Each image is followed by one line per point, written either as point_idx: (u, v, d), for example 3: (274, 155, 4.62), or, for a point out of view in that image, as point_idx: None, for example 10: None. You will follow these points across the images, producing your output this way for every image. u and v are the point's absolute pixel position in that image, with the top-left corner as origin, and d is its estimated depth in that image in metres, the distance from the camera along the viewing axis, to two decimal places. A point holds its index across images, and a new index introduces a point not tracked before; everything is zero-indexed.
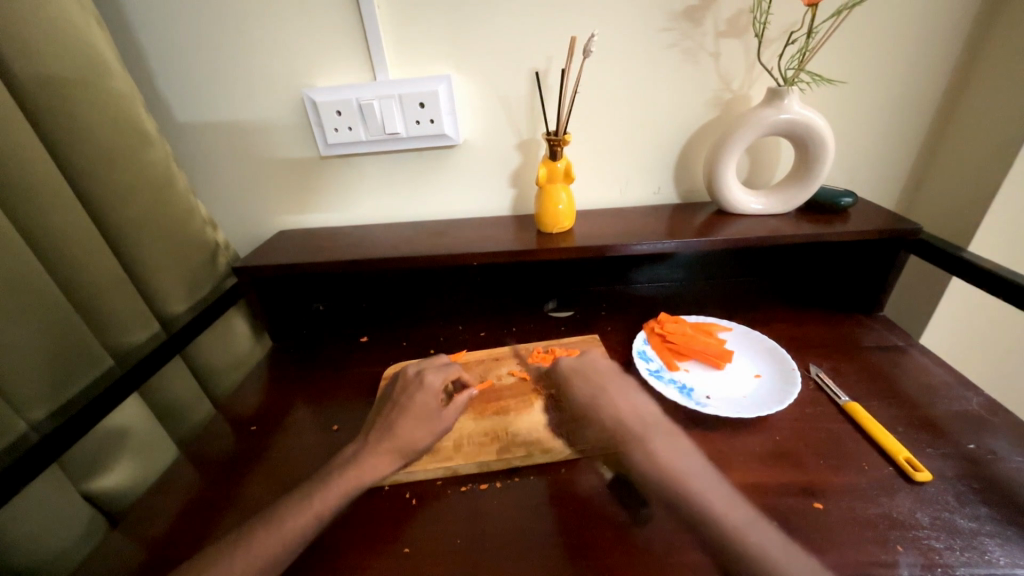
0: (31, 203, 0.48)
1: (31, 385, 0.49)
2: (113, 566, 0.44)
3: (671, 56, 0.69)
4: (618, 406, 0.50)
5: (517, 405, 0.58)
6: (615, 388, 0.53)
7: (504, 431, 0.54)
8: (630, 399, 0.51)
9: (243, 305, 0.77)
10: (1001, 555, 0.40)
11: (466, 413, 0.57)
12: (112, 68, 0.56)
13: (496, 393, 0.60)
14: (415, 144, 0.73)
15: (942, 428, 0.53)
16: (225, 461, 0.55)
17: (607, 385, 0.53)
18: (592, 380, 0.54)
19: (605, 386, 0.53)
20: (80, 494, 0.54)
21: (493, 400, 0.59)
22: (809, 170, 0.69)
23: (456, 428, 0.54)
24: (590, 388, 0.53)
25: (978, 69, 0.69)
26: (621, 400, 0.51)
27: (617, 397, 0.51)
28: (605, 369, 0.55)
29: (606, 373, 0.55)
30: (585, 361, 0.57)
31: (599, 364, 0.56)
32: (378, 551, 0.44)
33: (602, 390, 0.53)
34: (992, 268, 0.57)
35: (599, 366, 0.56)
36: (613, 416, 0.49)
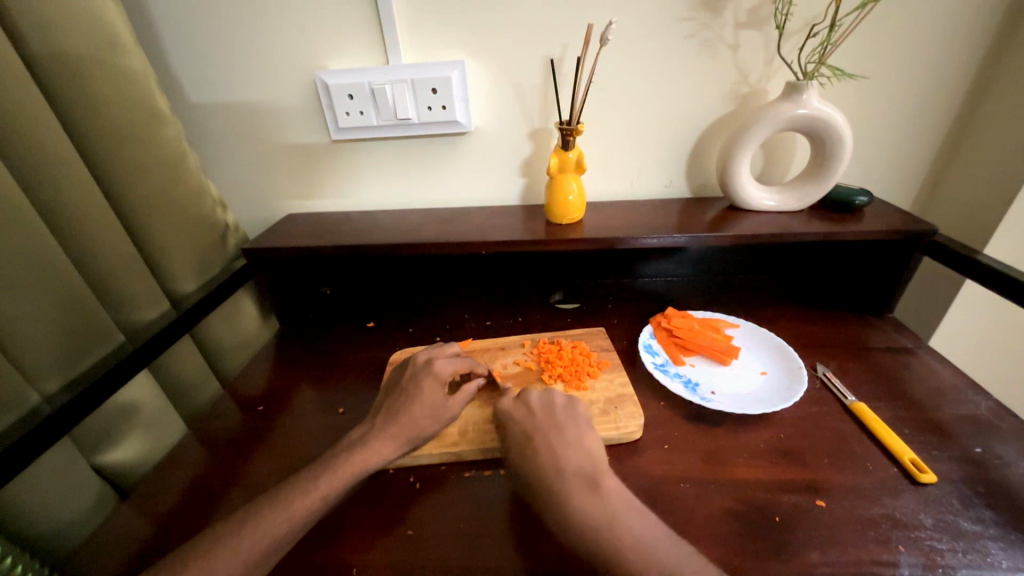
0: (44, 178, 0.49)
1: (46, 357, 0.50)
2: (122, 537, 0.45)
3: (689, 47, 0.68)
4: (548, 455, 0.45)
5: None
6: (546, 433, 0.46)
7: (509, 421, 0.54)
8: (557, 444, 0.45)
9: (252, 286, 0.77)
10: (1004, 559, 0.40)
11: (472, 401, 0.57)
12: (126, 45, 0.56)
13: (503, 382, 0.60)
14: (426, 130, 0.73)
15: (948, 431, 0.52)
16: (231, 440, 0.56)
17: (538, 431, 0.47)
18: (522, 423, 0.48)
19: (535, 433, 0.47)
20: (92, 467, 0.55)
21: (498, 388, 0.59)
22: (825, 167, 0.68)
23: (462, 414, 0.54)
24: (519, 435, 0.47)
25: (1004, 67, 0.67)
26: (557, 446, 0.45)
27: (547, 447, 0.45)
28: (540, 408, 0.49)
29: (541, 412, 0.49)
30: (518, 402, 0.50)
31: (534, 402, 0.50)
32: (381, 533, 0.45)
33: (532, 437, 0.46)
34: (1007, 271, 0.56)
35: (533, 406, 0.50)
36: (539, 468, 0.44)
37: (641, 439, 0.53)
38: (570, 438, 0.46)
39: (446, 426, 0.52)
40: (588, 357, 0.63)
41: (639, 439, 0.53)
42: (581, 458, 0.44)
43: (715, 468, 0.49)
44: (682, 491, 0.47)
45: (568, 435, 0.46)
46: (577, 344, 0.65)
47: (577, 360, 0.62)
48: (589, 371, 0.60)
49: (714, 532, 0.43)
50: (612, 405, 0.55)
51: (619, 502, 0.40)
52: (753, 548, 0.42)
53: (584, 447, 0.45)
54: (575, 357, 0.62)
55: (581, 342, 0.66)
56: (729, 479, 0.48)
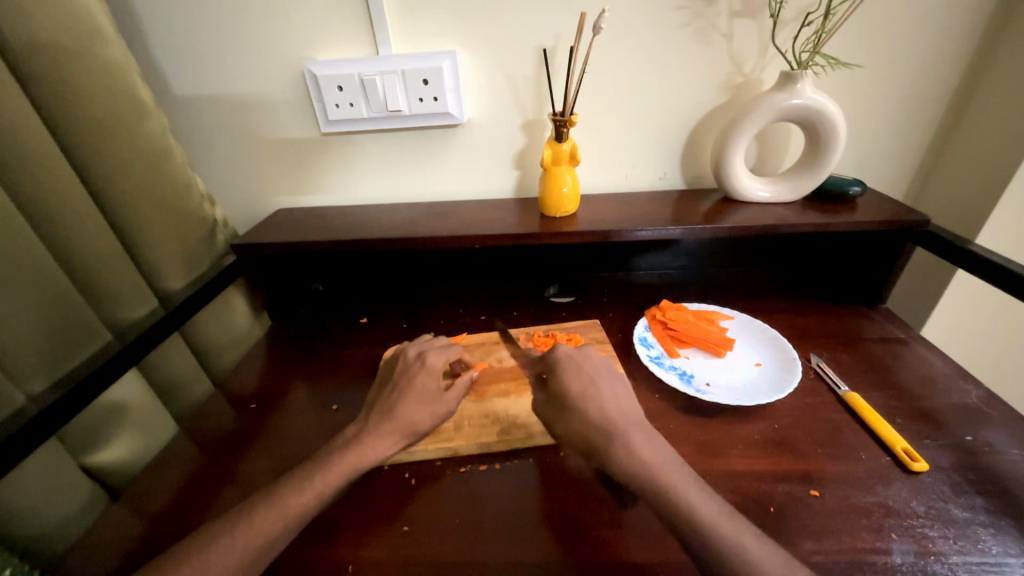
0: (25, 173, 0.47)
1: (32, 358, 0.49)
2: (112, 538, 0.45)
3: (683, 37, 0.67)
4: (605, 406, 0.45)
5: (517, 387, 0.58)
6: (607, 383, 0.47)
7: (505, 413, 0.54)
8: (619, 395, 0.46)
9: (241, 282, 0.76)
10: (994, 546, 0.41)
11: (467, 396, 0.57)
12: (107, 35, 0.54)
13: (496, 374, 0.60)
14: (417, 122, 0.72)
15: (940, 420, 0.53)
16: (223, 438, 0.55)
17: (601, 378, 0.47)
18: (585, 370, 0.48)
19: (597, 381, 0.47)
20: (79, 467, 0.54)
21: (492, 381, 0.59)
22: (819, 158, 0.68)
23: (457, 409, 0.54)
24: (580, 378, 0.47)
25: (997, 56, 0.67)
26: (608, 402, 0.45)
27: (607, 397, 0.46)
28: (600, 361, 0.49)
29: (601, 366, 0.49)
30: (580, 352, 0.50)
31: (594, 356, 0.50)
32: (378, 530, 0.44)
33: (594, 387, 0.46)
34: (999, 261, 0.56)
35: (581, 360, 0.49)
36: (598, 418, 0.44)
37: None
38: (625, 393, 0.47)
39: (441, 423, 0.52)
40: None
41: None
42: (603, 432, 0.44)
43: (711, 460, 0.49)
44: None
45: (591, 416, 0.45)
46: (572, 337, 0.65)
47: None
48: None
49: None
50: None
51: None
52: None
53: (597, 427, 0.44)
54: None
55: (576, 335, 0.66)
56: (726, 469, 0.48)
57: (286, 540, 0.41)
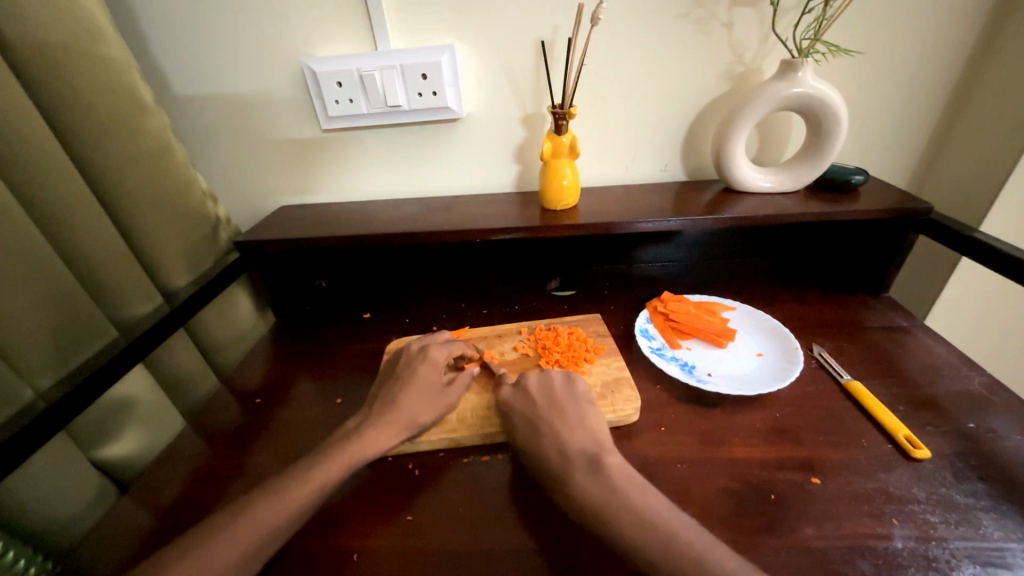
0: (30, 173, 0.48)
1: (39, 354, 0.50)
2: (122, 530, 0.46)
3: (682, 27, 0.67)
4: (552, 439, 0.46)
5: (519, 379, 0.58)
6: (554, 414, 0.48)
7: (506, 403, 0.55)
8: (571, 421, 0.47)
9: (245, 279, 0.77)
10: (996, 530, 0.41)
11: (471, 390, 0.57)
12: (108, 34, 0.54)
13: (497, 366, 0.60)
14: (417, 117, 0.72)
15: (943, 408, 0.53)
16: (229, 432, 0.56)
17: (546, 413, 0.48)
18: (530, 406, 0.49)
19: (543, 414, 0.48)
20: (89, 462, 0.55)
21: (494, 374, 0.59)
22: (820, 147, 0.67)
23: (459, 400, 0.54)
24: (527, 418, 0.48)
25: (1002, 40, 0.66)
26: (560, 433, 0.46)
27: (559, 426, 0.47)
28: (545, 390, 0.51)
29: (547, 396, 0.50)
30: (519, 386, 0.52)
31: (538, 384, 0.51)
32: (381, 519, 0.45)
33: (540, 422, 0.48)
34: (1002, 247, 0.56)
35: (532, 392, 0.50)
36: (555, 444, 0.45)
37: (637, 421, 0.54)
38: (577, 418, 0.47)
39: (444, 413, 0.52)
40: (584, 342, 0.63)
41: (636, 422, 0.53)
42: None
43: (713, 448, 0.50)
44: (680, 472, 0.47)
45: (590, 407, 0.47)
46: (574, 330, 0.65)
47: (573, 346, 0.62)
48: (586, 355, 0.60)
49: (710, 510, 0.44)
50: (608, 388, 0.56)
51: (617, 480, 0.41)
52: (749, 525, 0.42)
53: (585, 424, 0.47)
54: (571, 343, 0.62)
55: (578, 328, 0.66)
56: (727, 458, 0.49)
57: (291, 530, 0.42)
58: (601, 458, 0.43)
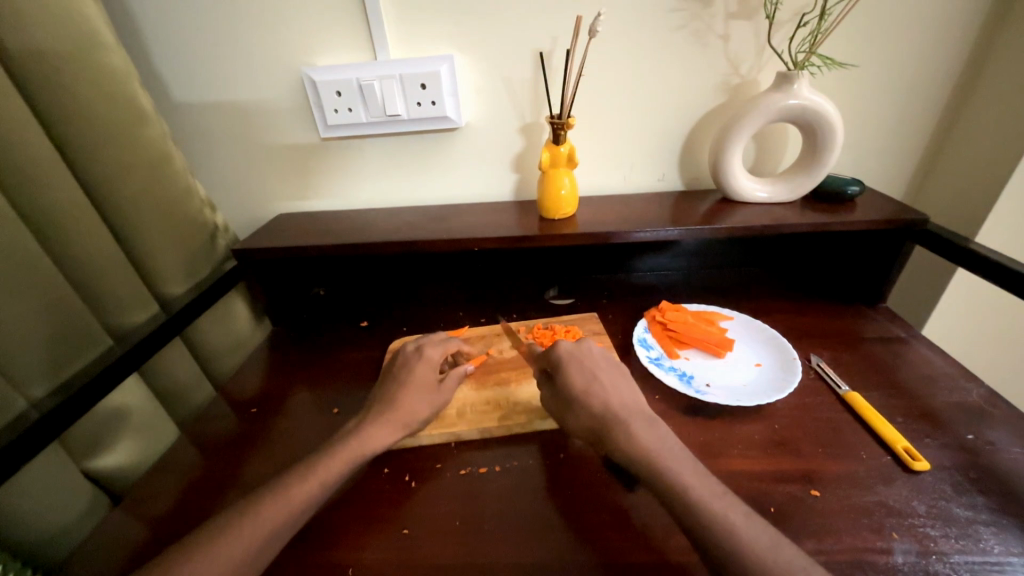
0: (27, 181, 0.48)
1: (32, 364, 0.49)
2: (115, 542, 0.45)
3: (680, 38, 0.67)
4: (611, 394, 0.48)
5: (517, 376, 0.60)
6: (607, 376, 0.50)
7: (505, 400, 0.56)
8: (620, 390, 0.49)
9: (242, 287, 0.76)
10: (997, 544, 0.40)
11: (467, 384, 0.59)
12: (108, 43, 0.55)
13: (496, 364, 0.62)
14: (416, 126, 0.72)
15: (941, 419, 0.53)
16: (225, 442, 0.55)
17: (601, 372, 0.50)
18: (588, 364, 0.51)
19: (598, 374, 0.50)
20: (82, 472, 0.55)
21: (494, 370, 0.61)
22: (816, 157, 0.68)
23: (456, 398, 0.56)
24: (584, 374, 0.50)
25: (994, 54, 0.67)
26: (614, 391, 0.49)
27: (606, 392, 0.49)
28: (600, 356, 0.53)
29: (602, 360, 0.52)
30: (580, 346, 0.53)
31: (594, 350, 0.53)
32: (378, 532, 0.45)
33: (598, 378, 0.50)
34: (998, 259, 0.56)
35: (595, 354, 0.53)
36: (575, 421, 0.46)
37: None
38: (626, 385, 0.50)
39: (441, 409, 0.53)
40: (581, 340, 0.64)
41: None
42: None
43: (712, 460, 0.49)
44: None
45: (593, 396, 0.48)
46: (570, 329, 0.67)
47: None
48: None
49: None
50: None
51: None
52: None
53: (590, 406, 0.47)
54: None
55: (574, 327, 0.68)
56: (725, 470, 0.48)
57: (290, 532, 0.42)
58: None
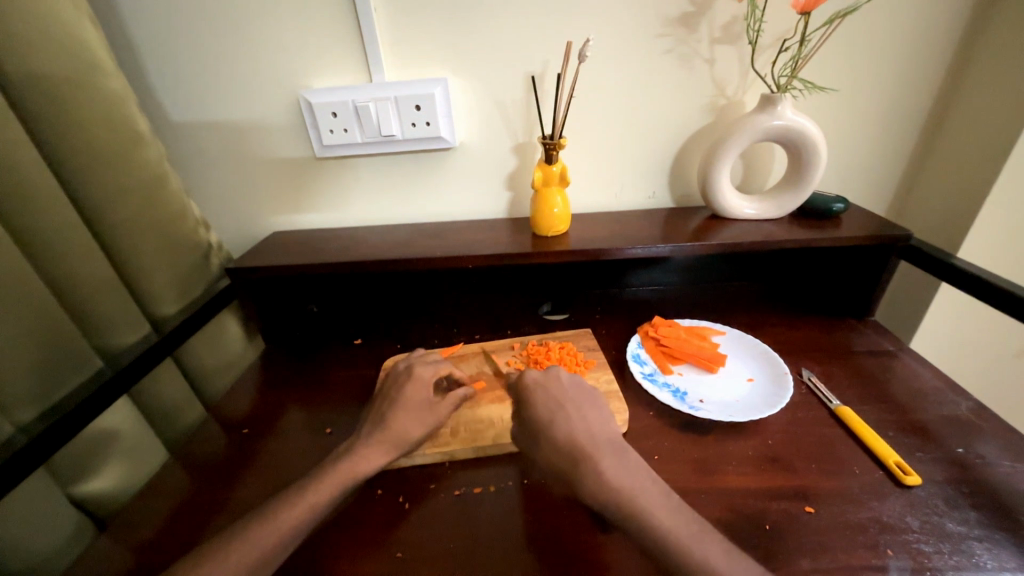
0: (21, 203, 0.48)
1: (20, 387, 0.49)
2: (100, 569, 0.44)
3: (666, 62, 0.69)
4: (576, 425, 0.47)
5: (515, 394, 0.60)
6: (575, 408, 0.48)
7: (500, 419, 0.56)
8: (587, 417, 0.48)
9: (235, 305, 0.76)
10: (989, 560, 0.41)
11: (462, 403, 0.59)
12: (105, 67, 0.55)
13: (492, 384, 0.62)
14: (411, 146, 0.73)
15: (932, 433, 0.53)
16: (215, 465, 0.54)
17: (568, 402, 0.49)
18: (554, 394, 0.50)
19: (565, 404, 0.49)
20: (67, 498, 0.53)
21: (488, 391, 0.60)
22: (802, 176, 0.70)
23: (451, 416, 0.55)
24: (549, 406, 0.49)
25: (966, 79, 0.70)
26: (582, 418, 0.47)
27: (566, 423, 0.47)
28: (570, 384, 0.51)
29: (571, 388, 0.51)
30: (549, 375, 0.52)
31: (563, 377, 0.52)
32: (370, 555, 0.44)
33: (562, 408, 0.48)
34: (980, 274, 0.58)
35: (563, 381, 0.51)
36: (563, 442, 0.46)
37: (626, 435, 0.55)
38: (596, 415, 0.48)
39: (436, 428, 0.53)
40: (575, 356, 0.65)
41: (625, 435, 0.55)
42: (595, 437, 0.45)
43: (707, 476, 0.49)
44: None
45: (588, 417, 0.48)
46: (565, 345, 0.67)
47: (565, 360, 0.64)
48: (577, 369, 0.62)
49: None
50: None
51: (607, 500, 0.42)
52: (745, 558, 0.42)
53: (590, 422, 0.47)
54: (563, 358, 0.64)
55: (569, 343, 0.68)
56: (721, 486, 0.48)
57: (283, 554, 0.41)
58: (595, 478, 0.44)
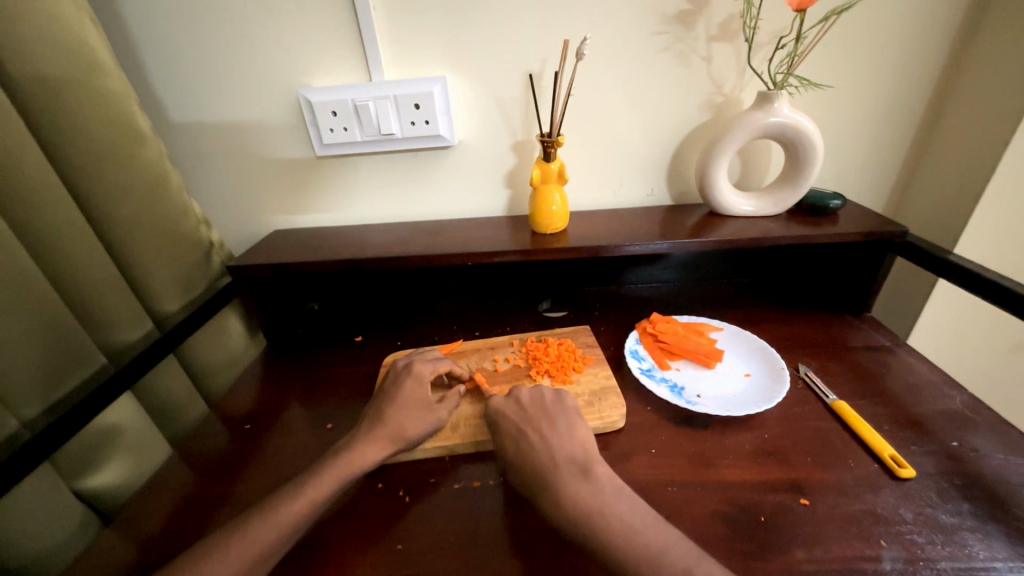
0: (25, 202, 0.49)
1: (26, 383, 0.49)
2: (105, 563, 0.44)
3: (664, 60, 0.70)
4: (540, 447, 0.47)
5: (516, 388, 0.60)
6: (539, 430, 0.49)
7: None
8: (552, 436, 0.48)
9: (237, 303, 0.77)
10: (982, 551, 0.41)
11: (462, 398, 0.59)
12: (107, 67, 0.56)
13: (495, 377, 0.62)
14: (411, 145, 0.74)
15: (927, 426, 0.54)
16: (217, 460, 0.55)
17: (531, 426, 0.49)
18: (515, 420, 0.50)
19: (528, 427, 0.49)
20: (73, 493, 0.54)
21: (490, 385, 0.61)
22: (799, 173, 0.70)
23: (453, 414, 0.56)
24: (512, 434, 0.49)
25: (962, 77, 0.70)
26: (547, 439, 0.48)
27: (555, 435, 0.48)
28: (532, 403, 0.52)
29: (533, 408, 0.51)
30: (510, 400, 0.53)
31: (523, 398, 0.52)
32: (370, 547, 0.45)
33: (525, 433, 0.49)
34: (975, 270, 0.58)
35: (522, 403, 0.52)
36: (533, 464, 0.46)
37: (623, 429, 0.56)
38: (562, 432, 0.48)
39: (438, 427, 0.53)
40: (573, 353, 0.65)
41: (622, 430, 0.55)
42: None
43: (704, 470, 0.50)
44: (671, 495, 0.47)
45: (557, 433, 0.48)
46: (563, 341, 0.68)
47: (563, 356, 0.64)
48: (575, 365, 0.63)
49: (702, 533, 0.44)
50: (596, 398, 0.58)
51: (605, 492, 0.43)
52: (740, 549, 0.42)
53: (558, 440, 0.47)
54: (561, 354, 0.65)
55: (567, 339, 0.69)
56: (719, 480, 0.49)
57: (284, 547, 0.42)
58: (593, 470, 0.44)
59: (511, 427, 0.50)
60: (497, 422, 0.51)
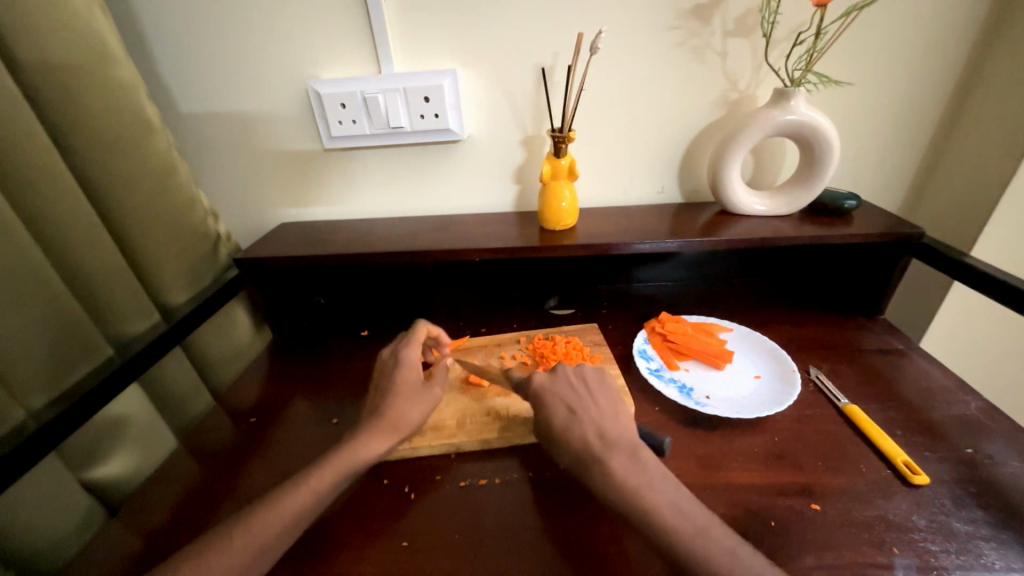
0: (33, 192, 0.48)
1: (32, 374, 0.49)
2: (111, 554, 0.44)
3: (678, 56, 0.69)
4: (592, 423, 0.46)
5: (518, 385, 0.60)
6: (590, 407, 0.48)
7: (504, 411, 0.56)
8: (605, 414, 0.47)
9: (243, 295, 0.77)
10: (996, 560, 0.40)
11: (466, 395, 0.59)
12: (116, 56, 0.56)
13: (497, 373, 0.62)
14: (420, 138, 0.73)
15: (941, 432, 0.53)
16: (223, 453, 0.55)
17: (581, 401, 0.49)
18: (565, 394, 0.50)
19: (579, 403, 0.49)
20: (80, 484, 0.54)
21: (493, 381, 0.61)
22: (813, 171, 0.69)
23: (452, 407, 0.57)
24: (563, 406, 0.48)
25: (984, 75, 0.69)
26: (600, 415, 0.47)
27: (603, 411, 0.48)
28: (578, 380, 0.51)
29: (580, 385, 0.51)
30: (557, 375, 0.52)
31: (570, 374, 0.52)
32: (376, 544, 0.44)
33: (578, 407, 0.48)
34: (994, 273, 0.57)
35: (568, 378, 0.52)
36: (585, 437, 0.45)
37: None
38: (611, 410, 0.48)
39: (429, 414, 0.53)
40: (581, 351, 0.65)
41: None
42: (601, 431, 0.46)
43: (713, 473, 0.49)
44: None
45: (604, 411, 0.48)
46: (571, 339, 0.67)
47: (571, 355, 0.64)
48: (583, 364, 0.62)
49: None
50: None
51: (613, 492, 0.42)
52: None
53: (608, 418, 0.47)
54: (569, 352, 0.64)
55: (575, 337, 0.68)
56: (728, 483, 0.48)
57: (289, 542, 0.42)
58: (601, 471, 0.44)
59: (559, 401, 0.49)
60: (540, 394, 0.50)
